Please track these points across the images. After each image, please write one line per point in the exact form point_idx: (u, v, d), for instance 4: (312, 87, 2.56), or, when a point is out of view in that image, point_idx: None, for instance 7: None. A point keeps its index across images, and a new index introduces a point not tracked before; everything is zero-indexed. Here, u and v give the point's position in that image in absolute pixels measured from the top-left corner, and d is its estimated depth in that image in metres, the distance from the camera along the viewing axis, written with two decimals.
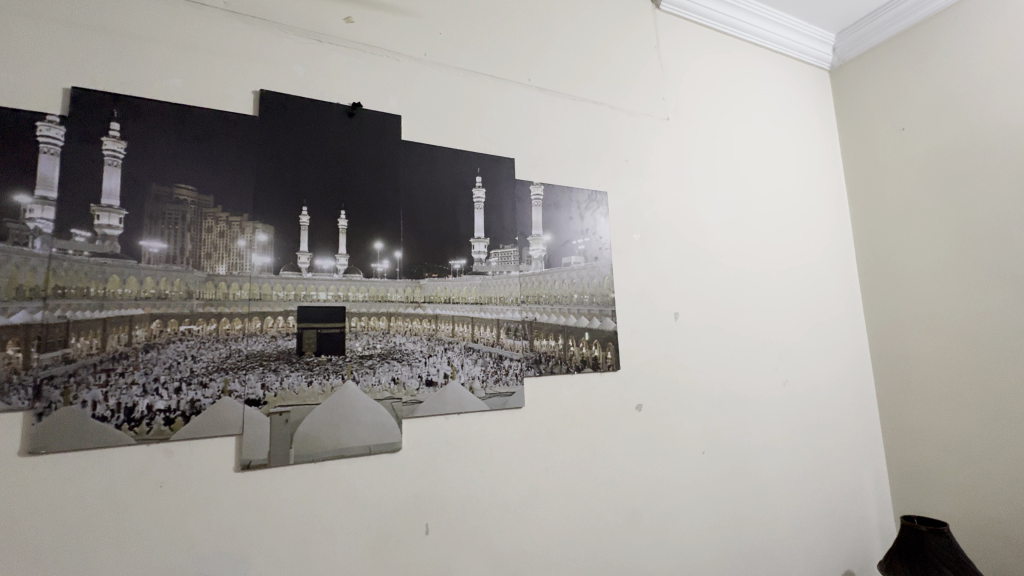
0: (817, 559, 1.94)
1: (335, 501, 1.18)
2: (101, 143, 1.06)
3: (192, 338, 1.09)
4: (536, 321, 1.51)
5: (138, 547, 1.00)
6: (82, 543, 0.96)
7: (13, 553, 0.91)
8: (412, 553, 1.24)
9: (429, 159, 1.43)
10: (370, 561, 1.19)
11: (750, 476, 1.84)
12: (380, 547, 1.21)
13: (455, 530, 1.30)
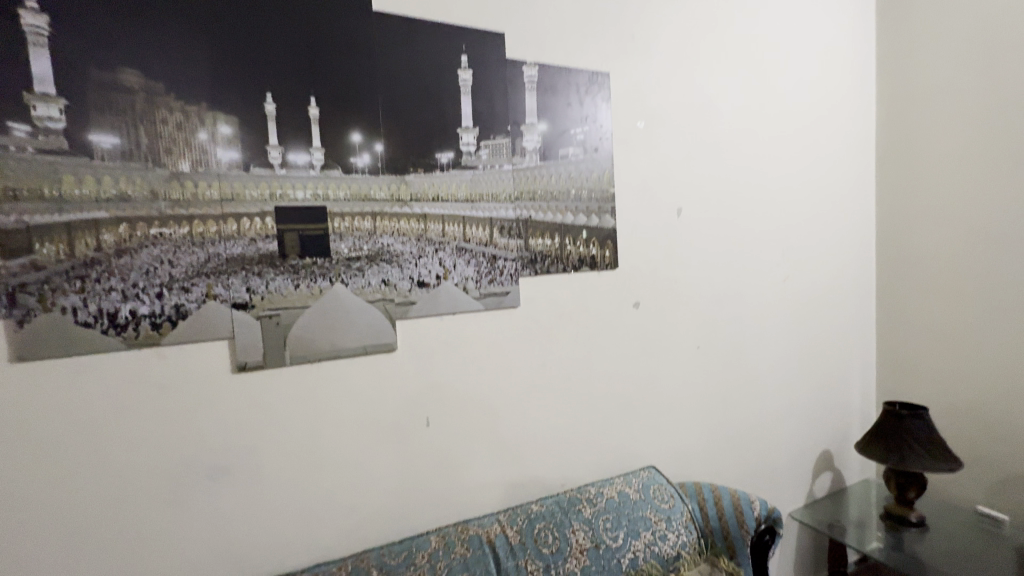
0: (799, 440, 2.07)
1: (335, 399, 1.20)
2: (18, 17, 0.91)
3: (166, 242, 1.03)
4: (531, 219, 1.44)
5: (146, 445, 1.03)
6: (90, 442, 0.98)
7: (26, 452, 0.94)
8: (414, 443, 1.30)
9: (406, 34, 1.26)
10: (375, 451, 1.25)
11: (742, 367, 1.89)
12: (383, 438, 1.26)
13: (455, 422, 1.35)
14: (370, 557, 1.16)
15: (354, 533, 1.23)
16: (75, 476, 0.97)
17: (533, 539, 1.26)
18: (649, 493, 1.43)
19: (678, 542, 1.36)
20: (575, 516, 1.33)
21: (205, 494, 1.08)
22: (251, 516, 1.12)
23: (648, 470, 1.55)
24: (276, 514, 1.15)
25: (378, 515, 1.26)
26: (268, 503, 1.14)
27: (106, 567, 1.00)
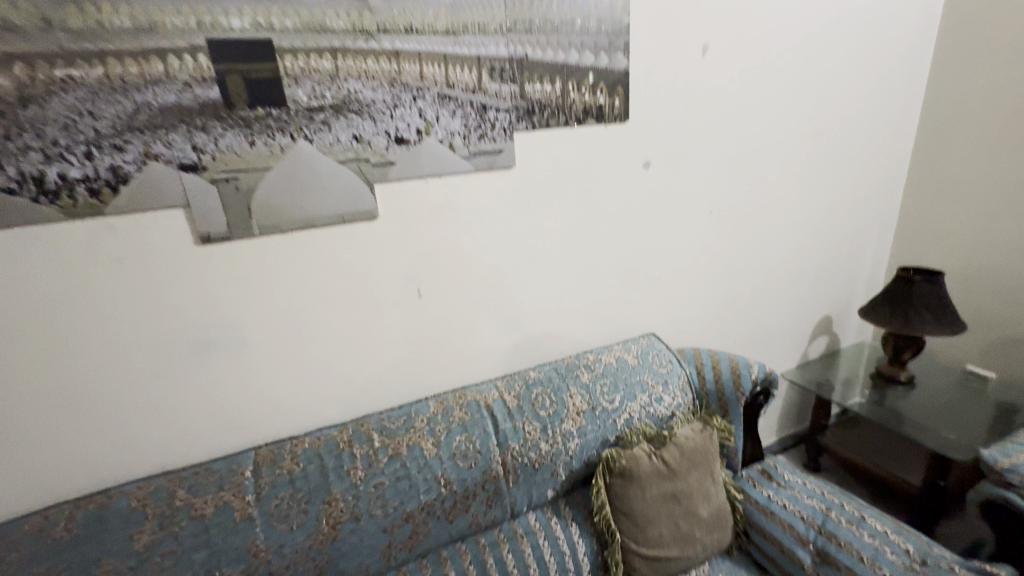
0: (801, 306, 2.05)
1: (316, 272, 1.12)
2: None
3: (79, 87, 0.84)
4: (527, 59, 1.20)
5: (119, 323, 0.97)
6: (56, 321, 0.92)
7: None
8: (407, 314, 1.25)
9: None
10: (365, 323, 1.21)
11: (755, 234, 1.78)
12: (373, 310, 1.21)
13: (449, 293, 1.29)
14: (370, 421, 1.18)
15: (354, 399, 1.25)
16: (50, 353, 0.93)
17: (530, 402, 1.28)
18: (647, 359, 1.43)
19: (672, 403, 1.39)
20: (573, 381, 1.34)
21: (193, 368, 1.05)
22: (246, 387, 1.12)
23: (648, 337, 1.53)
24: (271, 384, 1.14)
25: (376, 383, 1.26)
26: (261, 374, 1.13)
27: (109, 435, 1.02)
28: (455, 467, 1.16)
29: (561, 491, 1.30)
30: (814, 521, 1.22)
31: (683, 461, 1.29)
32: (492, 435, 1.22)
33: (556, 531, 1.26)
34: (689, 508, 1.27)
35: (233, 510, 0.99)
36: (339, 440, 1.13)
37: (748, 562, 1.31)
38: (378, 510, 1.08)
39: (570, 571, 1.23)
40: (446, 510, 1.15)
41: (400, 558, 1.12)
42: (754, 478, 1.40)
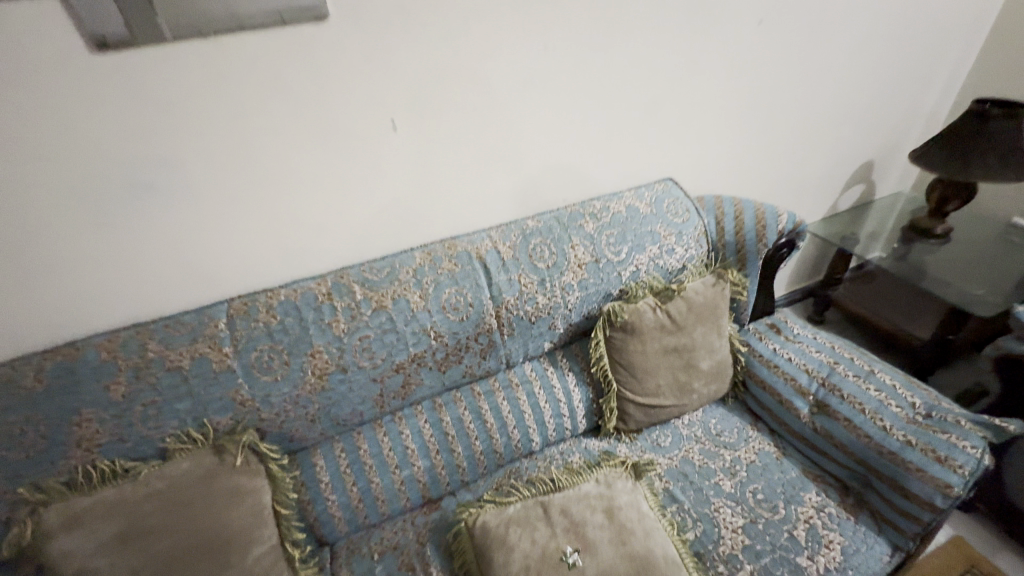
0: (844, 150, 1.79)
1: (260, 93, 0.90)
2: None
3: None
4: None
5: (26, 157, 0.80)
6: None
7: None
8: (381, 151, 1.06)
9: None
10: (333, 162, 1.02)
11: (807, 55, 1.45)
12: (341, 145, 1.01)
13: (430, 125, 1.07)
14: (351, 273, 1.07)
15: (332, 250, 1.12)
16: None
17: (527, 254, 1.16)
18: (662, 208, 1.26)
19: (685, 256, 1.26)
20: (576, 231, 1.19)
21: (136, 214, 0.91)
22: (204, 235, 0.98)
23: (664, 183, 1.34)
24: (234, 232, 1.01)
25: (355, 234, 1.13)
26: (219, 220, 0.99)
27: (61, 287, 0.92)
28: (445, 321, 1.09)
29: (558, 343, 1.26)
30: (818, 374, 1.18)
31: (688, 316, 1.22)
32: (485, 289, 1.12)
33: (552, 380, 1.25)
34: (689, 361, 1.24)
35: (211, 362, 0.94)
36: (317, 293, 1.03)
37: (742, 409, 1.31)
38: (365, 362, 1.04)
39: (564, 415, 1.25)
40: (437, 362, 1.12)
41: (394, 404, 1.12)
42: (760, 332, 1.33)
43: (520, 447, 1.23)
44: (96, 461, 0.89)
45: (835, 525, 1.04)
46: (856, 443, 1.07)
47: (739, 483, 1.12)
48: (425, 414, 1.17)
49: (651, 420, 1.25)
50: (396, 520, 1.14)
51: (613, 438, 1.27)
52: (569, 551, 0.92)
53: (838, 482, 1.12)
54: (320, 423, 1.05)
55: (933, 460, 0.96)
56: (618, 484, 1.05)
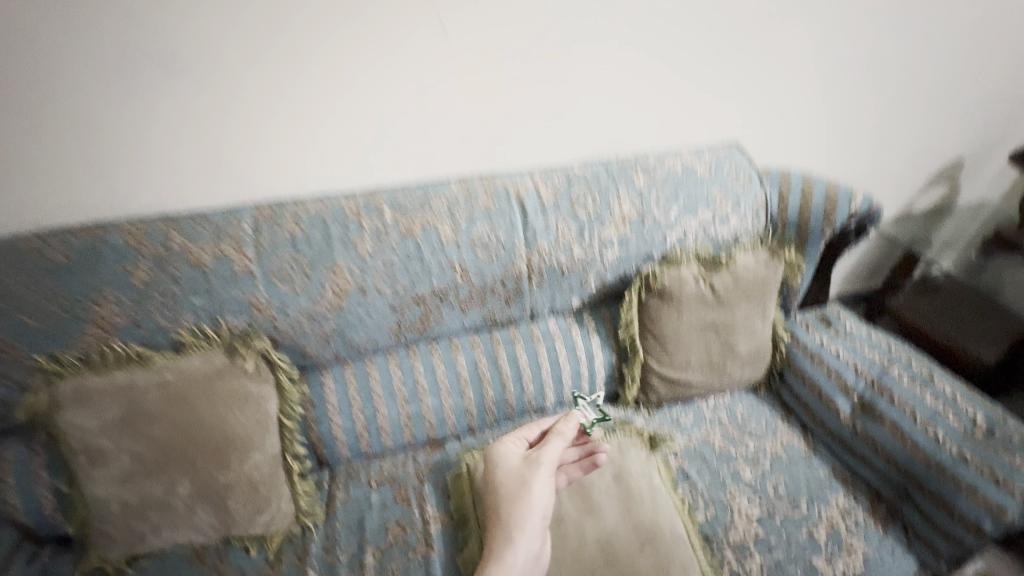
0: (930, 151, 1.60)
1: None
2: None
3: None
4: None
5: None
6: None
7: None
8: (391, 36, 0.94)
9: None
10: (343, 42, 0.93)
11: (915, 11, 1.26)
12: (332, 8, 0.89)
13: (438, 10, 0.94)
14: (382, 194, 1.02)
15: (336, 171, 1.06)
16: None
17: (569, 201, 1.07)
18: (722, 171, 1.14)
19: (739, 227, 1.15)
20: (624, 183, 1.09)
21: (130, 83, 0.87)
22: (217, 119, 0.94)
23: (728, 146, 1.20)
24: (234, 120, 0.95)
25: (373, 159, 1.06)
26: (239, 119, 0.95)
27: (56, 164, 0.91)
28: (473, 258, 1.03)
29: (588, 302, 1.18)
30: (868, 374, 1.07)
31: (734, 293, 1.13)
32: (519, 229, 1.05)
33: (576, 340, 1.17)
34: (727, 340, 1.15)
35: (232, 263, 0.92)
36: (347, 209, 0.99)
37: (773, 400, 1.22)
38: (386, 288, 1.00)
39: (583, 378, 1.18)
40: (460, 301, 1.07)
41: (410, 337, 1.08)
42: (809, 323, 1.22)
43: (533, 403, 1.18)
44: (112, 343, 0.89)
45: (860, 533, 0.95)
46: (898, 449, 0.98)
47: (761, 474, 1.05)
48: (440, 353, 1.12)
49: (673, 396, 1.18)
50: (398, 454, 1.11)
51: (631, 408, 1.20)
52: (589, 415, 0.99)
53: (870, 490, 1.02)
54: (333, 343, 1.02)
55: (990, 481, 0.87)
56: (630, 452, 0.99)
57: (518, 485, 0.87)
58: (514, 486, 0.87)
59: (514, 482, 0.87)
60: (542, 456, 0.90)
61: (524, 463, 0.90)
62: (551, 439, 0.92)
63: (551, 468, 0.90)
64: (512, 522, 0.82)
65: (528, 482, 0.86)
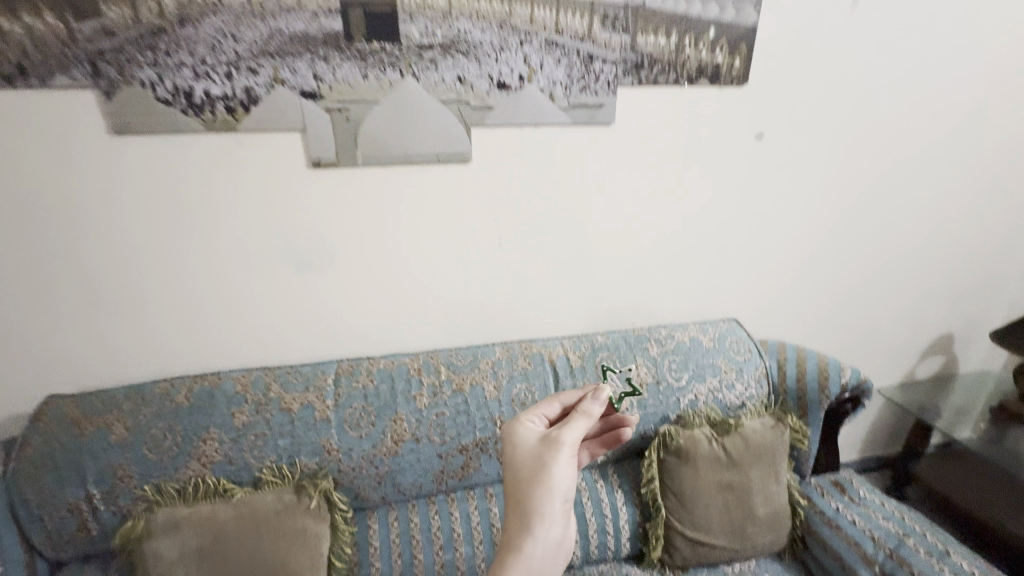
0: (917, 327, 1.79)
1: (378, 185, 1.13)
2: None
3: (227, 11, 0.93)
4: (643, 8, 1.11)
5: (202, 215, 1.07)
6: (173, 213, 1.06)
7: (157, 228, 1.06)
8: (461, 241, 1.23)
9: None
10: (423, 244, 1.22)
11: (877, 221, 1.54)
12: (422, 222, 1.19)
13: (498, 224, 1.24)
14: (439, 354, 1.24)
15: (403, 334, 1.30)
16: (132, 232, 1.06)
17: (594, 365, 1.26)
18: (724, 344, 1.34)
19: (744, 393, 1.31)
20: (640, 352, 1.29)
21: (267, 271, 1.15)
22: (321, 294, 1.21)
23: (728, 322, 1.42)
24: (333, 295, 1.22)
25: (433, 325, 1.31)
26: (337, 295, 1.22)
27: (193, 325, 1.16)
28: (511, 413, 1.20)
29: (612, 457, 1.29)
30: (885, 545, 1.13)
31: (746, 454, 1.24)
32: (551, 389, 1.23)
33: (602, 495, 1.25)
34: (744, 501, 1.22)
35: (314, 410, 1.11)
36: (410, 366, 1.20)
37: (799, 568, 1.24)
38: (436, 437, 1.16)
39: (609, 533, 1.23)
40: (498, 451, 1.20)
41: (451, 484, 1.20)
42: (823, 487, 1.30)
43: None
44: (206, 476, 1.05)
45: None
46: None
47: None
48: (476, 500, 1.22)
49: (698, 558, 1.21)
50: None
51: (657, 569, 1.23)
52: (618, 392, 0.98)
53: None
54: (385, 486, 1.15)
55: None
56: None
57: (541, 469, 0.70)
58: (536, 468, 0.70)
59: (535, 464, 0.70)
60: (567, 432, 0.74)
61: (549, 439, 0.73)
62: (574, 418, 0.76)
63: (574, 448, 0.74)
64: (527, 510, 0.67)
65: (547, 460, 0.71)
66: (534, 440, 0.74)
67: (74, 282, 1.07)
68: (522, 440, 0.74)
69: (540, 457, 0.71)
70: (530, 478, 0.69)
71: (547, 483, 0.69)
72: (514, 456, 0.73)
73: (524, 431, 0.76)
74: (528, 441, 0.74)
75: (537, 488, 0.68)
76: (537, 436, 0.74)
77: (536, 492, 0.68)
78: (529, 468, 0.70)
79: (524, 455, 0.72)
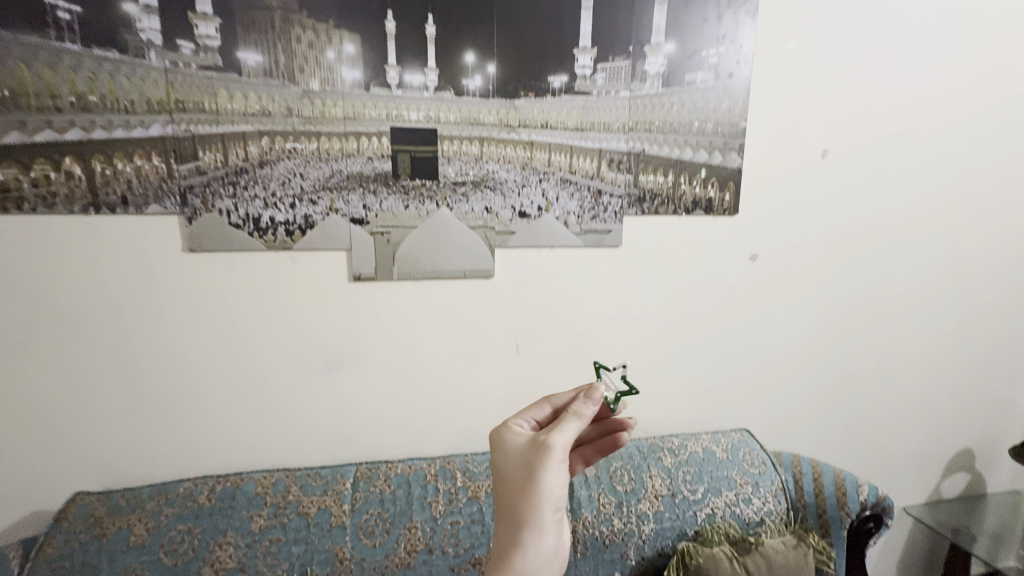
0: (933, 442, 1.77)
1: (409, 297, 1.25)
2: (194, 18, 1.03)
3: (299, 156, 1.12)
4: (644, 154, 1.30)
5: (250, 321, 1.19)
6: (225, 319, 1.18)
7: (209, 333, 1.18)
8: (481, 349, 1.33)
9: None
10: (446, 351, 1.31)
11: (875, 336, 1.61)
12: (446, 331, 1.29)
13: (515, 333, 1.34)
14: (456, 460, 1.27)
15: (421, 438, 1.34)
16: (185, 335, 1.17)
17: (608, 475, 1.27)
18: (737, 455, 1.35)
19: (762, 508, 1.29)
20: (654, 462, 1.31)
21: (300, 374, 1.24)
22: (347, 398, 1.27)
23: (741, 432, 1.44)
24: (358, 399, 1.28)
25: (451, 429, 1.36)
26: (361, 399, 1.28)
27: (225, 424, 1.22)
28: None
29: None
30: None
31: None
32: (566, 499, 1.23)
33: None
34: None
35: (331, 514, 1.12)
36: (427, 471, 1.23)
37: None
38: (450, 548, 1.13)
39: None
40: None
41: None
42: None
43: None
44: None
45: None
46: None
47: None
48: None
49: None
50: None
51: None
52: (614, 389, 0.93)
53: None
54: None
55: None
56: None
57: (530, 474, 0.68)
58: (524, 473, 0.68)
59: (523, 467, 0.69)
60: (558, 436, 0.71)
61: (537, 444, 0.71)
62: (566, 418, 0.75)
63: (565, 451, 0.71)
64: (521, 516, 0.66)
65: (537, 464, 0.68)
66: (522, 444, 0.72)
67: (125, 380, 1.16)
68: (511, 442, 0.74)
69: (527, 461, 0.69)
70: (518, 482, 0.68)
71: (536, 487, 0.67)
72: (504, 458, 0.72)
73: (513, 434, 0.75)
74: (516, 444, 0.73)
75: (525, 493, 0.67)
76: (524, 440, 0.73)
77: (524, 497, 0.67)
78: (516, 472, 0.69)
79: (512, 459, 0.71)
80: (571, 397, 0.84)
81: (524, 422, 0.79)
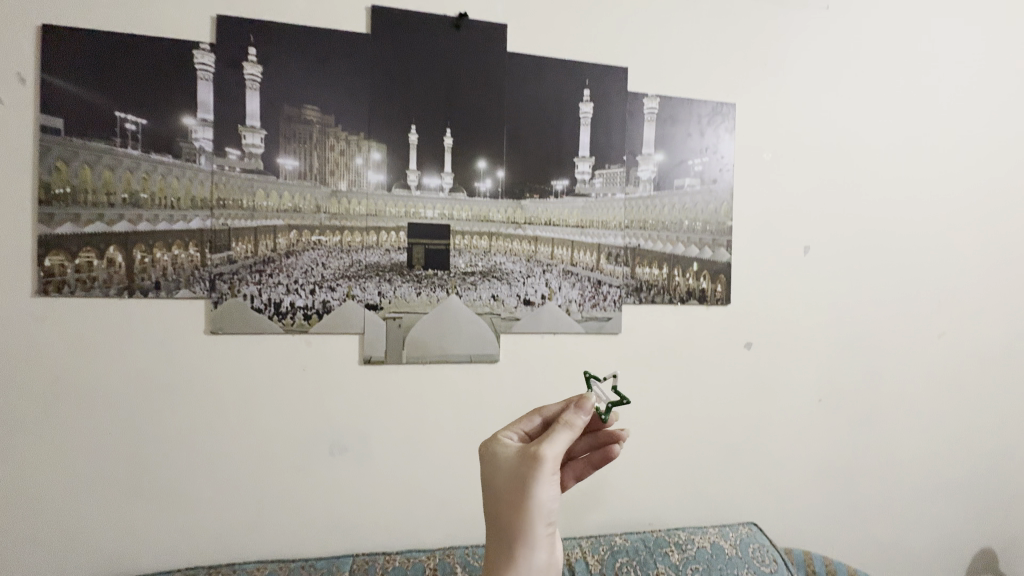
0: (949, 540, 1.70)
1: (416, 381, 1.29)
2: (243, 130, 1.18)
3: (323, 247, 1.23)
4: (639, 248, 1.41)
5: (260, 403, 1.22)
6: (236, 401, 1.21)
7: (218, 413, 1.20)
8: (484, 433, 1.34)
9: (535, 55, 1.33)
10: (449, 436, 1.32)
11: (875, 426, 1.62)
12: (450, 415, 1.31)
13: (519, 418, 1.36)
14: (455, 553, 1.23)
15: (421, 528, 1.31)
16: (195, 416, 1.19)
17: (613, 571, 1.23)
18: (747, 551, 1.30)
19: None
20: (660, 557, 1.27)
21: (302, 457, 1.24)
22: (348, 483, 1.26)
23: (749, 526, 1.41)
24: (358, 484, 1.27)
25: (451, 519, 1.32)
26: (362, 485, 1.27)
27: (222, 509, 1.20)
28: None
29: None
30: None
31: None
32: None
33: None
34: None
35: None
36: (426, 565, 1.18)
37: None
38: None
39: None
40: None
41: None
42: None
43: None
44: None
45: None
46: None
47: None
48: None
49: None
50: None
51: None
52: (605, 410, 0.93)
53: None
54: None
55: None
56: None
57: (519, 490, 0.65)
58: (514, 490, 0.66)
59: (513, 484, 0.66)
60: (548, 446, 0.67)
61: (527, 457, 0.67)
62: (557, 427, 0.70)
63: (557, 461, 0.68)
64: (515, 531, 0.65)
65: (528, 479, 0.65)
66: (511, 458, 0.69)
67: (128, 462, 1.16)
68: (500, 455, 0.71)
69: (516, 476, 0.66)
70: (509, 501, 0.66)
71: (527, 504, 0.65)
72: (494, 473, 0.70)
73: (502, 447, 0.72)
74: (504, 457, 0.70)
75: (516, 511, 0.65)
76: (512, 453, 0.69)
77: (517, 515, 0.65)
78: (506, 489, 0.67)
79: (501, 475, 0.68)
80: (559, 407, 0.83)
81: (513, 433, 0.77)
